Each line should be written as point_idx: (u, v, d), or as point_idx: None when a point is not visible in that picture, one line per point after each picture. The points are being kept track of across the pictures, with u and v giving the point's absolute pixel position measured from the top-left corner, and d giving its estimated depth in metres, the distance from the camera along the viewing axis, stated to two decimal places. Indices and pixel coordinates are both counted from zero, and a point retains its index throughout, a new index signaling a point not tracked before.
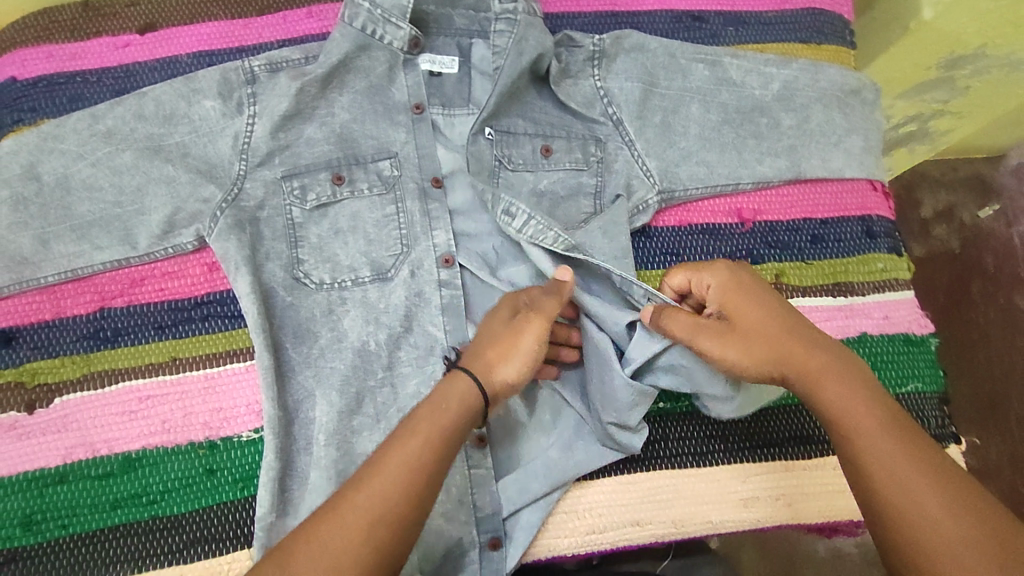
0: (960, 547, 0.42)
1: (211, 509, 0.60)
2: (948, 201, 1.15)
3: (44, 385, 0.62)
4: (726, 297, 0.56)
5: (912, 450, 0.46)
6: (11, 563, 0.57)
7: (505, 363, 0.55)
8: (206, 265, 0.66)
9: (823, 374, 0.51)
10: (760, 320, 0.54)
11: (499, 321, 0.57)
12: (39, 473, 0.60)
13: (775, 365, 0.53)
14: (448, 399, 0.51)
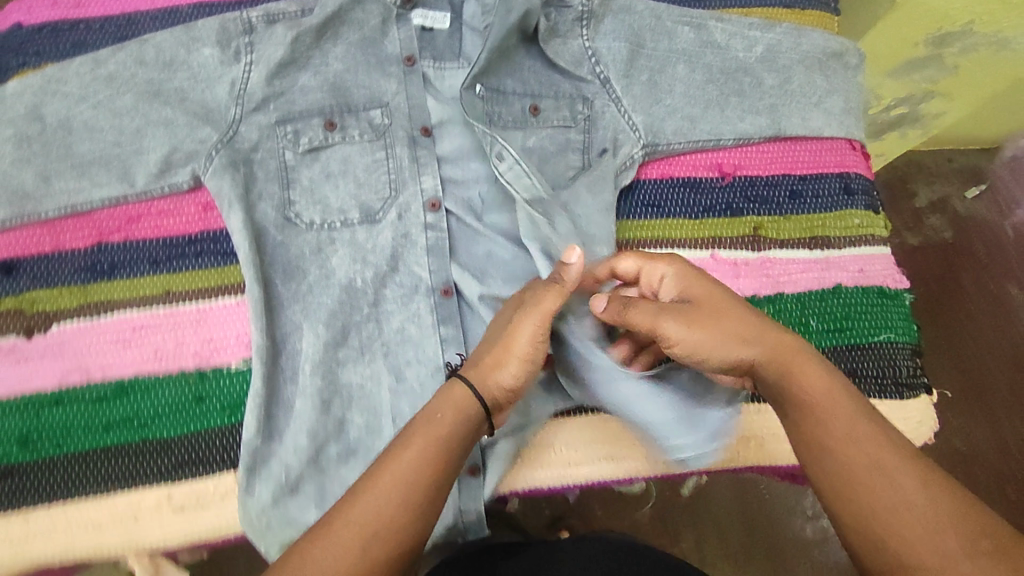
0: (952, 549, 0.40)
1: (199, 434, 0.63)
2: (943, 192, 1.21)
3: (41, 313, 0.64)
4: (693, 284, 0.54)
5: (885, 451, 0.44)
6: (9, 477, 0.60)
7: (502, 367, 0.54)
8: (201, 205, 0.68)
9: (795, 357, 0.49)
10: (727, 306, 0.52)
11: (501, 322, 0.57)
12: (36, 395, 0.62)
13: (750, 349, 0.50)
14: (442, 412, 0.50)
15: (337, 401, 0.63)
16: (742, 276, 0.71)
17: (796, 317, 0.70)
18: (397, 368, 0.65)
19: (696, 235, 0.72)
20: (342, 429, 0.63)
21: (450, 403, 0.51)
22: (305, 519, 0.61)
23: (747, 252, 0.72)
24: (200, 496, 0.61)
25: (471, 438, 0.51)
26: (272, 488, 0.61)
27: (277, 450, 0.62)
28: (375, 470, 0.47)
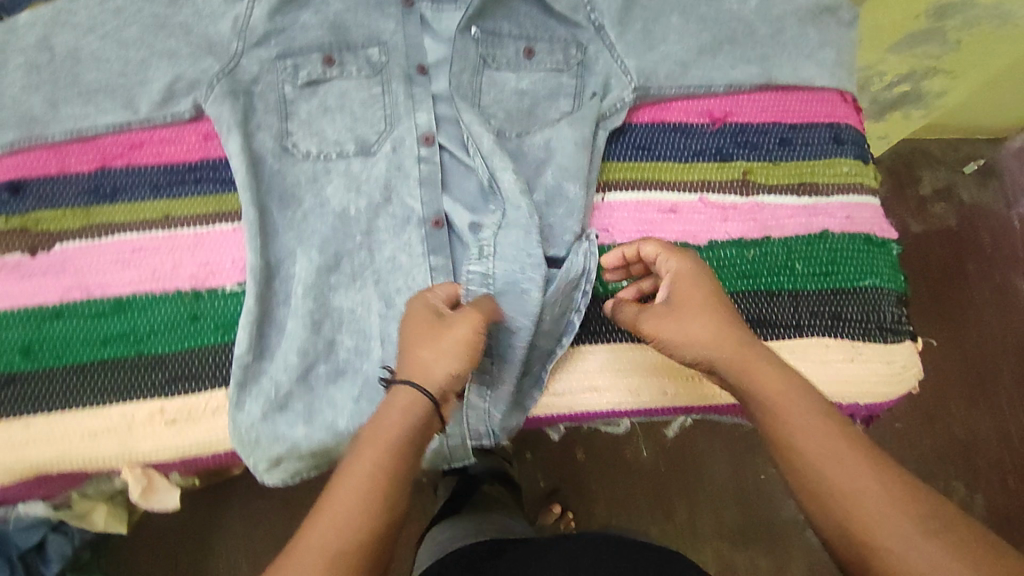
0: (907, 531, 0.43)
1: (194, 352, 0.65)
2: (946, 180, 1.36)
3: (45, 232, 0.66)
4: (680, 281, 0.57)
5: (835, 438, 0.48)
6: (11, 384, 0.63)
7: (440, 359, 0.55)
8: (201, 134, 0.70)
9: (751, 356, 0.53)
10: (705, 305, 0.56)
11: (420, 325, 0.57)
12: (38, 309, 0.64)
13: (708, 351, 0.54)
14: (393, 406, 0.53)
15: (327, 323, 0.65)
16: (730, 220, 0.72)
17: (781, 261, 0.71)
18: (386, 296, 0.66)
19: (684, 178, 0.73)
20: (332, 349, 0.65)
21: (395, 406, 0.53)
22: (292, 435, 0.62)
23: (735, 196, 0.73)
24: (192, 410, 0.63)
25: (422, 436, 0.53)
26: (262, 403, 0.62)
27: (268, 368, 0.64)
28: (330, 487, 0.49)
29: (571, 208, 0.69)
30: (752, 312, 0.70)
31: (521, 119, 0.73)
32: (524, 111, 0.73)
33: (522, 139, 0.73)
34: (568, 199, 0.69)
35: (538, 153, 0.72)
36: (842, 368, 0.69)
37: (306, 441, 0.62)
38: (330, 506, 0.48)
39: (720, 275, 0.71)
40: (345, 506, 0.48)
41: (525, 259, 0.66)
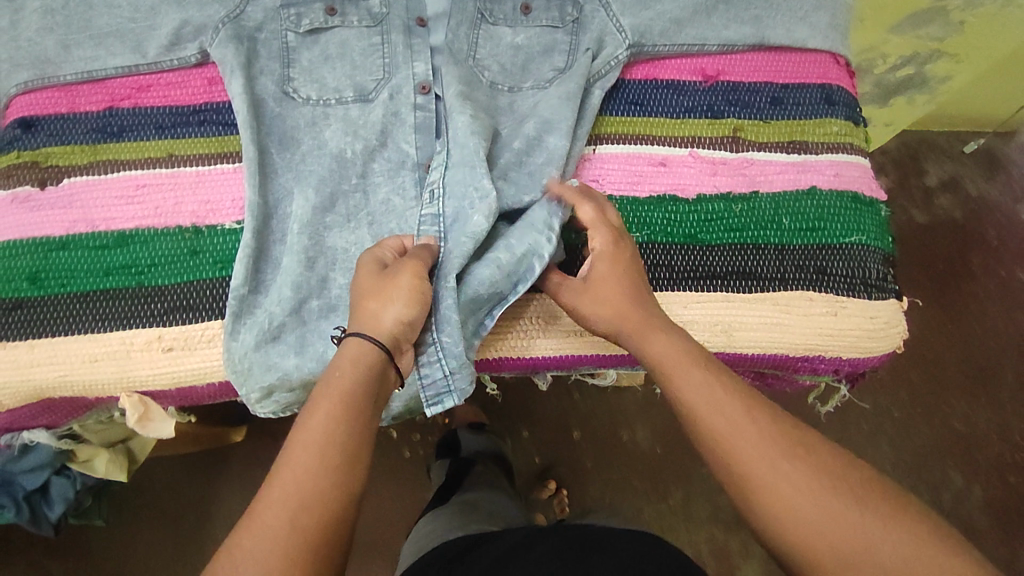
0: (793, 483, 0.49)
1: (191, 285, 0.66)
2: (951, 172, 1.51)
3: (54, 167, 0.69)
4: (600, 262, 0.63)
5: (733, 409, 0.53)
6: (17, 310, 0.65)
7: (388, 304, 0.58)
8: (207, 79, 0.72)
9: (648, 328, 0.60)
10: (616, 285, 0.62)
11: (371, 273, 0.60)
12: (44, 239, 0.67)
13: (610, 323, 0.62)
14: (344, 360, 0.55)
15: (321, 261, 0.67)
16: (720, 174, 0.73)
17: (768, 216, 0.72)
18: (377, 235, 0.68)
19: (675, 133, 0.74)
20: (326, 285, 0.67)
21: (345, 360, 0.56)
22: (283, 365, 0.64)
23: (725, 152, 0.74)
24: (188, 339, 0.65)
25: (377, 386, 0.55)
26: (255, 334, 0.64)
27: (262, 301, 0.66)
28: (289, 445, 0.51)
29: (552, 158, 0.70)
30: (738, 264, 0.71)
31: (515, 74, 0.75)
32: (519, 65, 0.75)
33: (515, 92, 0.75)
34: (549, 150, 0.70)
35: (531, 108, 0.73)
36: (826, 322, 0.70)
37: (296, 373, 0.64)
38: (292, 464, 0.50)
39: (708, 227, 0.72)
40: (306, 463, 0.50)
41: (472, 193, 0.66)
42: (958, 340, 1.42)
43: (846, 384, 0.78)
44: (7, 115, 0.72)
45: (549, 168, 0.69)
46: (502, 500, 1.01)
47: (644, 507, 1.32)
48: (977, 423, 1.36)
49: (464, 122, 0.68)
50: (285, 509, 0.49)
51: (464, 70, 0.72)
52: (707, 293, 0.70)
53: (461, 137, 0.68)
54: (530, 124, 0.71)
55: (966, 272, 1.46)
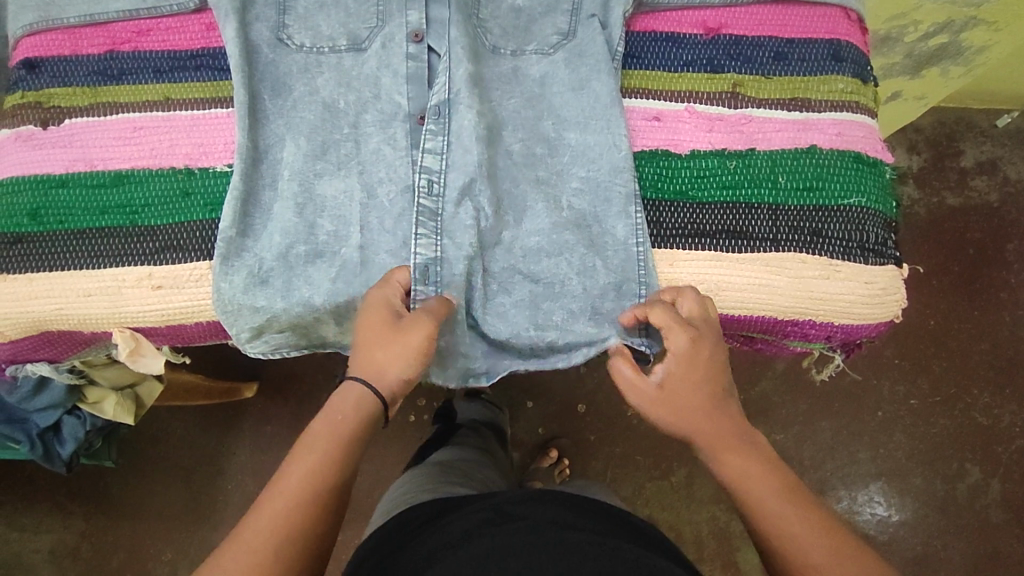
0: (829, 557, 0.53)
1: (182, 225, 0.68)
2: (990, 153, 1.43)
3: (56, 108, 0.71)
4: (681, 361, 0.60)
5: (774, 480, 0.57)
6: (17, 244, 0.68)
7: (395, 363, 0.58)
8: (204, 24, 0.73)
9: (726, 442, 0.59)
10: (691, 394, 0.60)
11: (380, 323, 0.60)
12: (45, 177, 0.69)
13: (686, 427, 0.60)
14: (348, 395, 0.58)
15: (310, 208, 0.67)
16: (716, 130, 0.71)
17: (764, 174, 0.70)
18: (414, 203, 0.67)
19: (672, 87, 0.72)
20: (339, 242, 0.67)
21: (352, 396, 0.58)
22: (271, 307, 0.65)
23: (722, 108, 0.72)
24: (177, 278, 0.66)
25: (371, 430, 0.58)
26: (244, 276, 0.65)
27: (251, 246, 0.66)
28: (286, 473, 0.53)
29: (576, 152, 0.69)
30: (729, 223, 0.69)
31: (516, 35, 0.72)
32: (519, 27, 0.72)
33: (517, 56, 0.72)
34: (571, 146, 0.69)
35: (534, 85, 0.71)
36: (818, 285, 0.68)
37: (284, 314, 0.65)
38: (285, 487, 0.53)
39: (700, 184, 0.70)
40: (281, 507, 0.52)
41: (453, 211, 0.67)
42: (984, 329, 1.36)
43: (840, 354, 0.76)
44: (14, 57, 0.74)
45: (574, 169, 0.69)
46: (483, 461, 1.01)
47: (645, 484, 1.32)
48: (996, 415, 1.32)
49: (470, 122, 0.67)
50: (251, 553, 0.50)
51: (468, 32, 0.70)
52: (695, 250, 0.68)
53: (467, 141, 0.67)
54: (546, 123, 0.69)
55: (997, 260, 1.39)
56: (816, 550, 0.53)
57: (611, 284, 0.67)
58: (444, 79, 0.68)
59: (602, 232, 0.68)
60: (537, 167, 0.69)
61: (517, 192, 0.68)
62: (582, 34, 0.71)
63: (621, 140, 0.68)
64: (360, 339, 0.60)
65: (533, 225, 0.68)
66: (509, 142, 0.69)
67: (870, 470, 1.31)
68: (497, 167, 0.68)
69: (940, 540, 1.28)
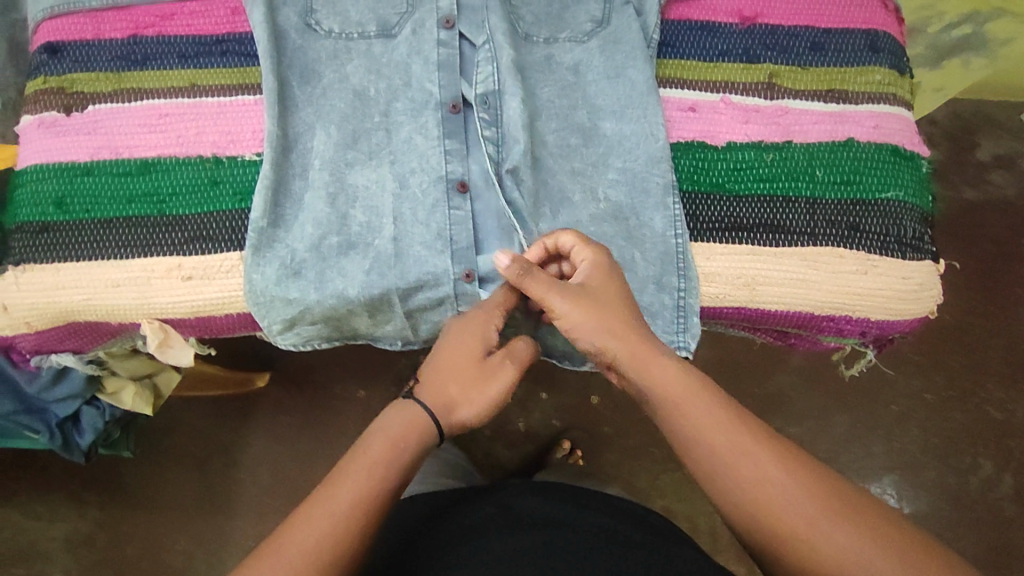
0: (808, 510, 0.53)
1: (211, 215, 0.67)
2: (1008, 147, 1.42)
3: (79, 94, 0.69)
4: (592, 271, 0.61)
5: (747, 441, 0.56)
6: (43, 233, 0.66)
7: (468, 404, 0.61)
8: (230, 9, 0.71)
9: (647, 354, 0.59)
10: (613, 300, 0.61)
11: (471, 358, 0.61)
12: (70, 165, 0.67)
13: (608, 340, 0.59)
14: (405, 415, 0.59)
15: (342, 198, 0.66)
16: (752, 122, 0.70)
17: (801, 167, 0.69)
18: (448, 193, 0.66)
19: (708, 77, 0.71)
20: (372, 233, 0.66)
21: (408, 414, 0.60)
22: (304, 299, 0.64)
23: (759, 99, 0.71)
24: (207, 268, 0.66)
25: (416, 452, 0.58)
26: (276, 268, 0.64)
27: (283, 237, 0.65)
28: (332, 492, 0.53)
29: (612, 144, 0.68)
30: (766, 217, 0.68)
31: (550, 23, 0.70)
32: (552, 15, 0.71)
33: (551, 44, 0.70)
34: (606, 136, 0.68)
35: (567, 73, 0.69)
36: (855, 280, 0.67)
37: (317, 306, 0.65)
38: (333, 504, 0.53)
39: (736, 177, 0.69)
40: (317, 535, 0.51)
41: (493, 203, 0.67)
42: (999, 324, 1.36)
43: (871, 349, 0.75)
44: (33, 41, 0.72)
45: (611, 159, 0.68)
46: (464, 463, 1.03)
47: (661, 475, 1.32)
48: (1011, 410, 1.32)
49: (514, 111, 0.66)
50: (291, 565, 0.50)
51: (503, 19, 0.69)
52: (731, 244, 0.68)
53: (514, 129, 0.66)
54: (582, 113, 0.68)
55: (1014, 254, 1.39)
56: (753, 466, 0.54)
57: (651, 277, 0.66)
58: (489, 68, 0.68)
59: (643, 224, 0.67)
60: (573, 159, 0.68)
61: (554, 184, 0.67)
62: (617, 21, 0.70)
63: (658, 129, 0.67)
64: (442, 365, 0.62)
65: (570, 217, 0.67)
66: (543, 132, 0.68)
67: (885, 463, 1.31)
68: (534, 158, 0.67)
69: (956, 532, 1.28)
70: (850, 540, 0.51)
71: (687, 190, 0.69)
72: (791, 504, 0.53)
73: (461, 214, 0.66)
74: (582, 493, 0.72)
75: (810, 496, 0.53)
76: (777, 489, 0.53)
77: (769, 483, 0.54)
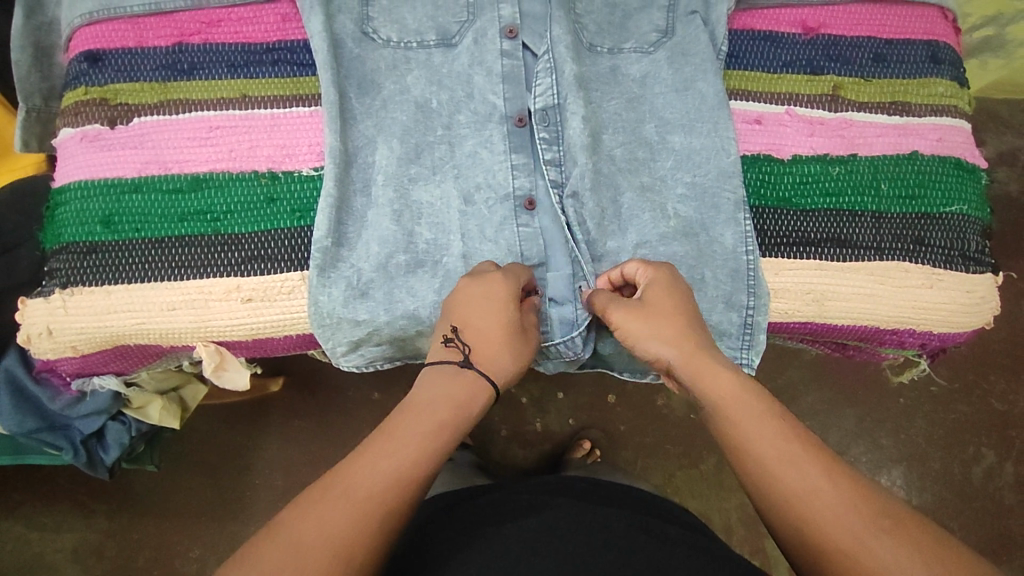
0: (855, 525, 0.45)
1: (269, 234, 0.64)
2: None
3: (123, 105, 0.66)
4: (654, 287, 0.58)
5: (789, 448, 0.49)
6: (91, 254, 0.63)
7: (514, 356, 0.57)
8: (280, 15, 0.68)
9: (700, 362, 0.54)
10: (673, 308, 0.57)
11: (502, 312, 0.58)
12: (117, 181, 0.64)
13: (663, 350, 0.55)
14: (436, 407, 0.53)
15: (407, 215, 0.64)
16: (817, 135, 0.69)
17: (867, 181, 0.69)
18: (516, 211, 0.65)
19: (773, 89, 0.70)
20: (440, 252, 0.64)
21: (455, 384, 0.55)
22: (373, 321, 0.63)
23: (824, 111, 0.70)
24: (267, 290, 0.63)
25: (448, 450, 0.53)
26: (343, 289, 0.62)
27: (347, 256, 0.63)
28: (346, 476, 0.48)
29: (679, 158, 0.67)
30: (832, 231, 0.68)
31: (612, 32, 0.69)
32: (615, 24, 0.69)
33: (615, 55, 0.68)
34: (674, 150, 0.67)
35: (633, 85, 0.68)
36: (920, 293, 0.68)
37: (386, 328, 0.63)
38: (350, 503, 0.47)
39: (803, 191, 0.69)
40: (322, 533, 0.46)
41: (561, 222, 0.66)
42: None
43: (925, 359, 0.76)
44: (71, 48, 0.68)
45: (679, 173, 0.67)
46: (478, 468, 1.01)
47: (674, 473, 1.18)
48: None
49: (580, 128, 0.65)
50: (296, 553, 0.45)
51: (567, 28, 0.67)
52: (799, 258, 0.67)
53: (583, 145, 0.65)
54: (649, 126, 0.67)
55: None
56: (798, 474, 0.48)
57: (721, 296, 0.65)
58: (550, 80, 0.66)
59: (714, 242, 0.66)
60: (641, 174, 0.67)
61: (622, 202, 0.66)
62: (682, 31, 0.68)
63: (730, 143, 0.66)
64: (481, 326, 0.57)
65: (639, 235, 0.66)
66: (609, 147, 0.66)
67: None
68: (603, 174, 0.66)
69: (964, 527, 1.15)
70: (902, 563, 0.43)
71: (753, 204, 0.68)
72: (835, 516, 0.46)
73: (529, 233, 0.65)
74: (639, 492, 0.74)
75: (857, 510, 0.46)
76: (823, 498, 0.47)
77: (817, 494, 0.47)
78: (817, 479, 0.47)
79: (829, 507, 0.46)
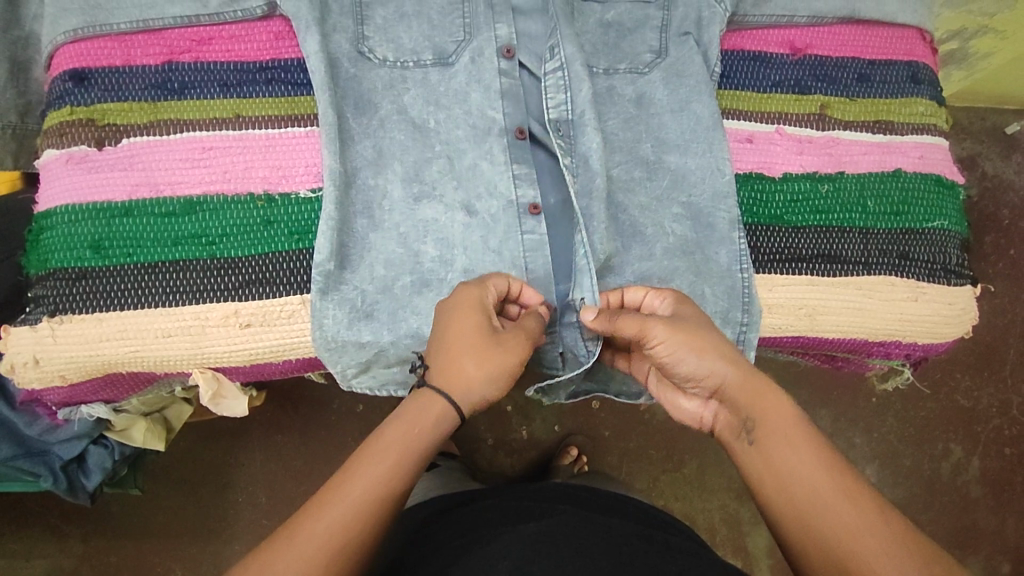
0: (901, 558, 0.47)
1: (267, 256, 0.63)
2: None
3: (111, 125, 0.64)
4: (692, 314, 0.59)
5: (841, 477, 0.51)
6: (80, 281, 0.61)
7: (478, 369, 0.56)
8: (272, 33, 0.67)
9: (758, 388, 0.55)
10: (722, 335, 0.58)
11: (474, 326, 0.56)
12: (106, 205, 0.62)
13: (720, 367, 0.56)
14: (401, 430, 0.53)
15: (412, 235, 0.64)
16: (806, 153, 0.71)
17: (855, 198, 0.71)
18: (521, 217, 0.65)
19: (762, 109, 0.72)
20: (444, 269, 0.64)
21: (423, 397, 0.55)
22: (378, 342, 0.62)
23: (811, 129, 0.72)
24: (266, 315, 0.62)
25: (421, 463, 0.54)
26: (346, 311, 0.62)
27: (350, 278, 0.63)
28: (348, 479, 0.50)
29: (677, 177, 0.68)
30: (823, 247, 0.70)
31: (606, 53, 0.69)
32: (610, 44, 0.70)
33: (611, 75, 0.69)
34: (670, 170, 0.68)
35: (629, 104, 0.69)
36: (905, 307, 0.70)
37: (391, 347, 0.63)
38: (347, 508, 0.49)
39: (794, 208, 0.70)
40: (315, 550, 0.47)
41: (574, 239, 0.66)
42: None
43: (909, 366, 0.79)
44: (54, 66, 0.66)
45: (676, 191, 0.68)
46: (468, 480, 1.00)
47: (659, 478, 1.19)
48: None
49: (595, 146, 0.65)
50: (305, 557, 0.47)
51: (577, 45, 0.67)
52: (791, 275, 0.69)
53: (593, 160, 0.65)
54: (647, 145, 0.68)
55: None
56: (853, 507, 0.49)
57: (720, 311, 0.66)
58: (562, 96, 0.67)
59: (711, 259, 0.67)
60: (639, 192, 0.68)
61: (623, 221, 0.67)
62: (676, 52, 0.70)
63: (724, 163, 0.68)
64: (445, 338, 0.57)
65: (643, 251, 0.67)
66: (613, 163, 0.68)
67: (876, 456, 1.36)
68: (614, 189, 0.67)
69: (932, 519, 1.19)
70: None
71: (748, 221, 0.70)
72: (884, 549, 0.47)
73: (535, 253, 0.65)
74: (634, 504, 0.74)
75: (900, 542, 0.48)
76: (869, 535, 0.48)
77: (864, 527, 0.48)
78: (873, 506, 0.49)
79: (880, 533, 0.48)
